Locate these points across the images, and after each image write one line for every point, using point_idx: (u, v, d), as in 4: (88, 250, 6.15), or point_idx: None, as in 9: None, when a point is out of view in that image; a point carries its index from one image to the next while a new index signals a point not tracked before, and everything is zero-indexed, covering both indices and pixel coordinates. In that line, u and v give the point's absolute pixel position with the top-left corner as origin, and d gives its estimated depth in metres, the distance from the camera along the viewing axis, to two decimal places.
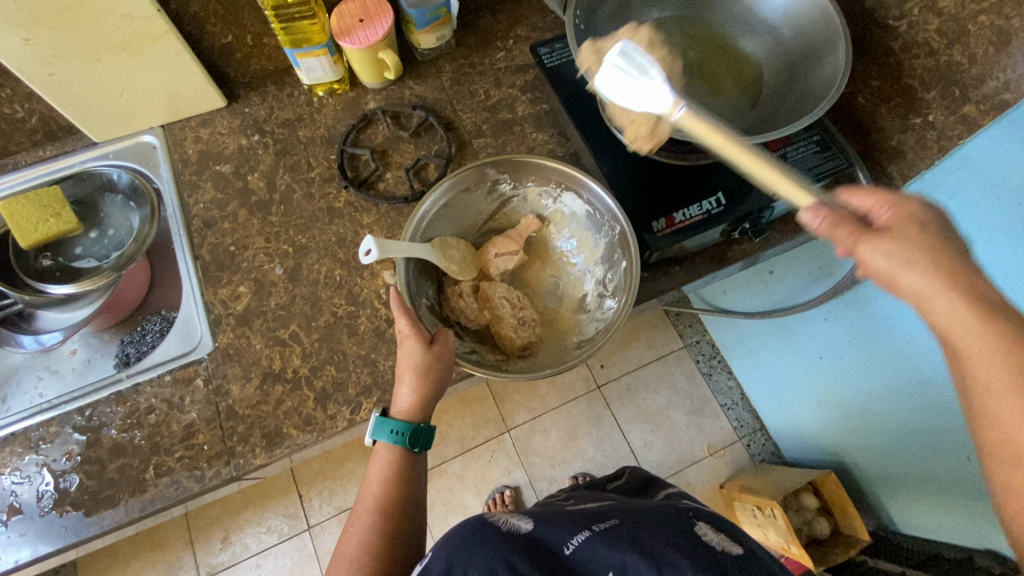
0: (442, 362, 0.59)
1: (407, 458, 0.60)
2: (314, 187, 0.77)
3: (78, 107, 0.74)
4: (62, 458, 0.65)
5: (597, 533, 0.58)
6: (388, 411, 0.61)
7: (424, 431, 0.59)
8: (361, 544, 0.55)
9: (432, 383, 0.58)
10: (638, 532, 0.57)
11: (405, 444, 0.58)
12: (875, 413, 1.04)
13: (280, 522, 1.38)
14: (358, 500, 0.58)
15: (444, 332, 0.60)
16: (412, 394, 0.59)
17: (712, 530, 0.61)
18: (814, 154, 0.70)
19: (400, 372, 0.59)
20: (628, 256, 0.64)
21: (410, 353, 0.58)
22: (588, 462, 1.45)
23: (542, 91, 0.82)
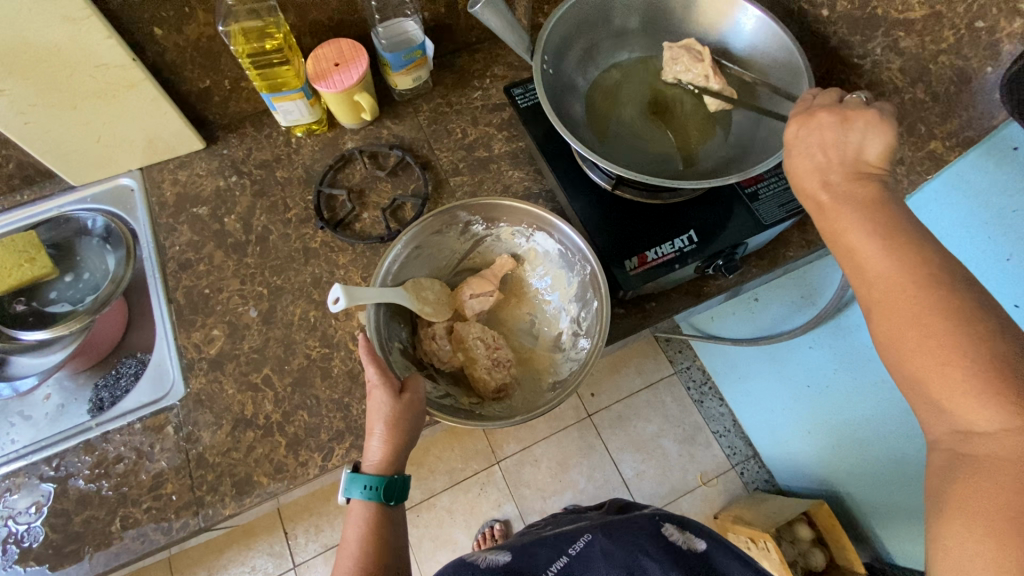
0: (412, 412, 0.58)
1: (383, 513, 0.58)
2: (290, 228, 0.78)
3: (56, 153, 0.74)
4: (28, 509, 0.63)
5: (574, 557, 0.62)
6: (359, 466, 0.60)
7: (398, 482, 0.58)
8: None
9: (402, 433, 0.58)
10: (611, 549, 0.62)
11: (379, 498, 0.57)
12: (865, 443, 1.03)
13: (264, 560, 1.35)
14: (337, 560, 0.56)
15: (412, 380, 0.60)
16: (383, 446, 0.58)
17: (677, 530, 0.68)
18: (785, 190, 0.70)
19: (370, 424, 0.58)
20: (599, 297, 0.64)
21: (379, 404, 0.58)
22: (579, 493, 1.43)
23: (518, 129, 0.83)
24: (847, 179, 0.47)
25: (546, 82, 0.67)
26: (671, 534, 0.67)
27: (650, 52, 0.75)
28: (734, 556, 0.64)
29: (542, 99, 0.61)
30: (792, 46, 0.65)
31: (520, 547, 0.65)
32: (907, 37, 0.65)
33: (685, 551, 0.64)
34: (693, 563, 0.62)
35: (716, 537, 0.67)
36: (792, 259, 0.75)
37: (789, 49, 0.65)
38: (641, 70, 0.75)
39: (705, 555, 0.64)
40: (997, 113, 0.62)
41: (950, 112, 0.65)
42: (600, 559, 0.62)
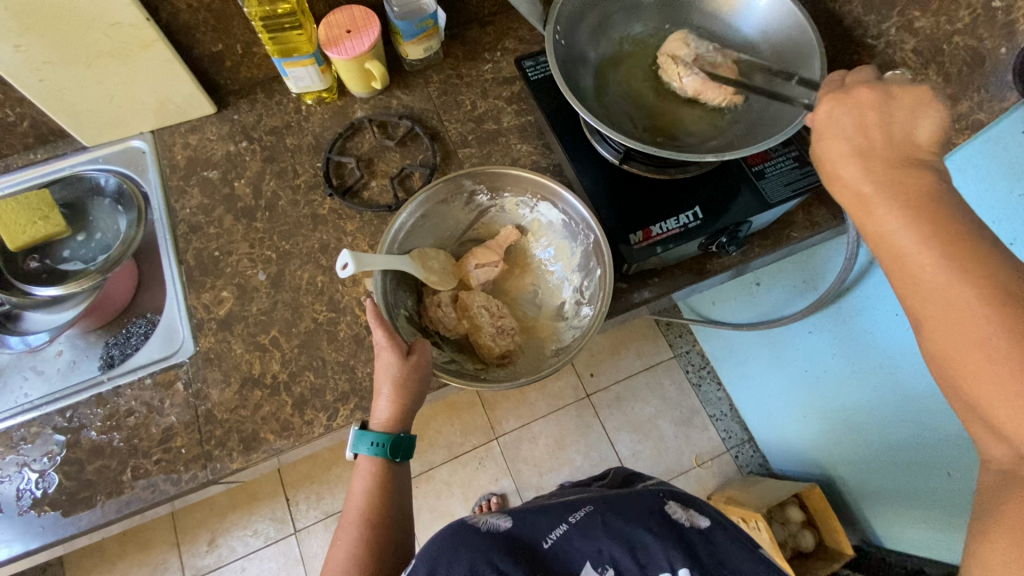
0: (418, 374, 0.60)
1: (388, 468, 0.60)
2: (298, 195, 0.78)
3: (69, 112, 0.75)
4: (42, 458, 0.66)
5: (574, 525, 0.61)
6: (367, 423, 0.62)
7: (405, 441, 0.60)
8: (349, 557, 0.56)
9: (409, 393, 0.59)
10: (611, 520, 0.62)
11: (385, 454, 0.59)
12: (861, 426, 1.04)
13: (266, 525, 1.38)
14: (343, 511, 0.59)
15: (419, 343, 0.61)
16: (390, 405, 0.59)
17: (680, 507, 0.67)
18: (792, 170, 0.71)
19: (379, 383, 0.60)
20: (603, 265, 0.65)
21: (387, 365, 0.59)
22: (576, 471, 1.45)
23: (527, 103, 0.83)
24: (891, 160, 0.44)
25: (558, 54, 0.67)
26: (674, 513, 0.65)
27: (662, 24, 0.75)
28: (737, 538, 0.63)
29: (555, 71, 0.62)
30: (805, 11, 0.65)
31: (521, 513, 0.64)
32: (922, 17, 0.66)
33: (687, 527, 0.63)
34: (692, 538, 0.61)
35: (721, 521, 0.66)
36: (795, 240, 0.76)
37: (803, 15, 0.65)
38: (652, 45, 0.75)
39: (708, 534, 0.63)
40: (1008, 95, 0.63)
41: (962, 94, 0.66)
42: (601, 530, 0.60)
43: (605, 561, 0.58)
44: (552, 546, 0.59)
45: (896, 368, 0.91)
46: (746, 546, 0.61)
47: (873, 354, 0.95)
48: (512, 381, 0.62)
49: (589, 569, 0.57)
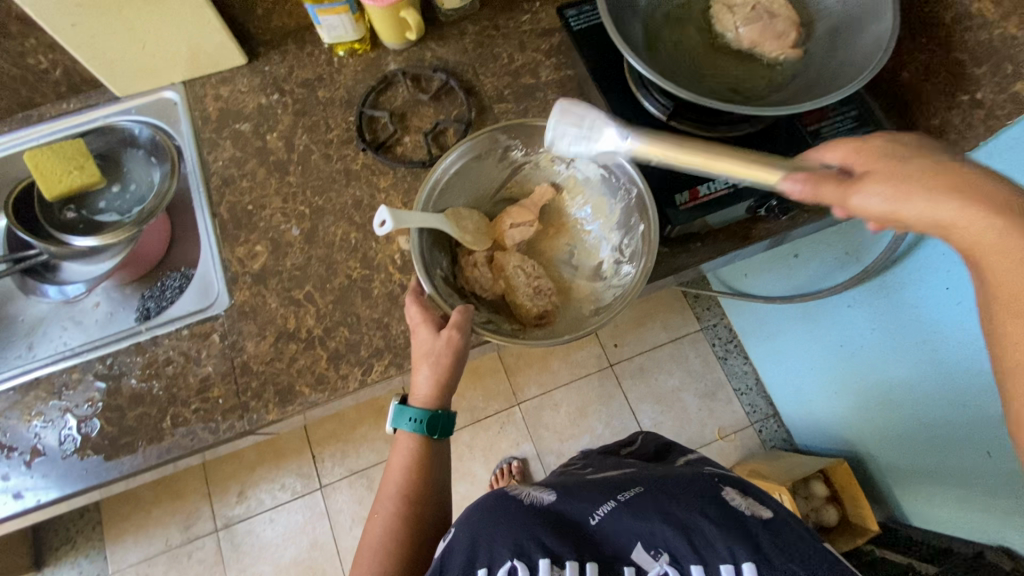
0: (451, 351, 0.58)
1: (425, 444, 0.61)
2: (331, 149, 0.77)
3: (102, 60, 0.74)
4: (84, 404, 0.67)
5: (623, 504, 0.60)
6: (407, 398, 0.62)
7: (443, 416, 0.60)
8: (386, 530, 0.58)
9: (445, 369, 0.59)
10: (665, 503, 0.60)
11: (422, 432, 0.59)
12: (896, 403, 1.01)
13: (293, 479, 1.42)
14: (382, 486, 0.61)
15: (454, 315, 0.59)
16: (429, 380, 0.59)
17: (738, 496, 0.64)
18: (850, 130, 0.67)
19: (416, 359, 0.60)
20: (647, 221, 0.63)
21: (422, 340, 0.60)
22: (596, 439, 1.46)
23: (567, 56, 0.79)
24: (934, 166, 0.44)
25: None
26: (730, 499, 0.62)
27: None
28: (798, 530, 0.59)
29: (605, 18, 0.59)
30: None
31: (568, 491, 0.64)
32: None
33: (747, 515, 0.60)
34: (755, 530, 0.58)
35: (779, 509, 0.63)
36: None
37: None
38: None
39: (768, 523, 0.59)
40: None
41: None
42: (654, 511, 0.58)
43: (659, 544, 0.56)
44: (599, 525, 0.58)
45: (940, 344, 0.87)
46: (811, 539, 0.58)
47: (916, 330, 0.92)
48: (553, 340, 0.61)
49: (641, 551, 0.55)
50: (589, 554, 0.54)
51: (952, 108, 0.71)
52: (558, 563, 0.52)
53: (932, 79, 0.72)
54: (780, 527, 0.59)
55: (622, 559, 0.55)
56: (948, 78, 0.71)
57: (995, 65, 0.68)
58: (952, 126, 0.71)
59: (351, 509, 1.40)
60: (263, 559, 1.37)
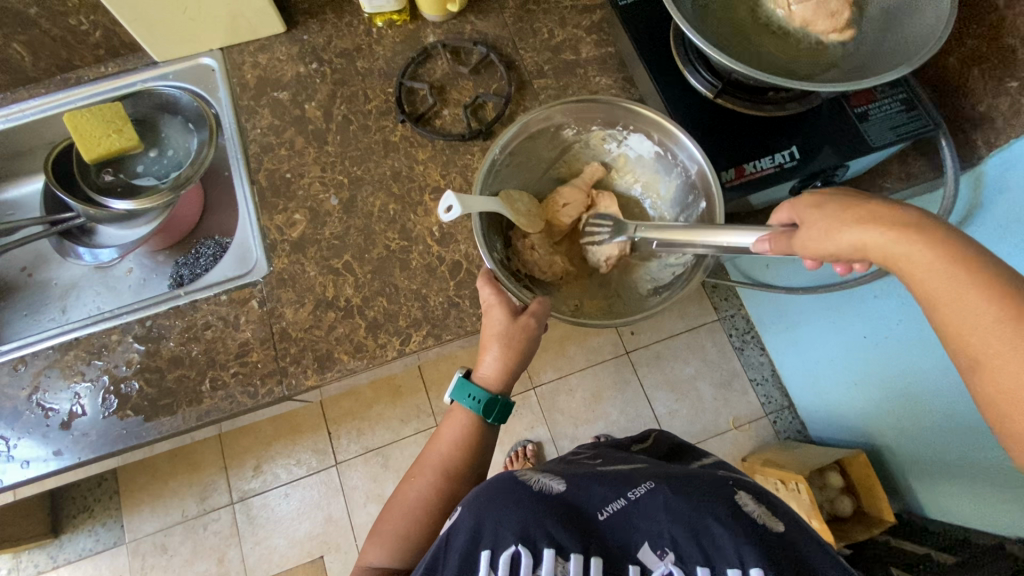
0: (526, 334, 0.58)
1: (479, 424, 0.61)
2: (370, 120, 0.77)
3: (142, 23, 0.73)
4: (123, 365, 0.68)
5: (632, 501, 0.57)
6: (471, 372, 0.61)
7: (501, 402, 0.59)
8: (419, 496, 0.59)
9: (514, 352, 0.58)
10: (674, 501, 0.56)
11: (480, 411, 0.59)
12: (919, 396, 1.00)
13: (309, 456, 1.43)
14: (422, 454, 0.62)
15: (532, 303, 0.58)
16: (497, 363, 0.59)
17: (753, 501, 0.59)
18: (898, 113, 0.67)
19: (485, 340, 0.59)
20: (710, 199, 0.60)
21: (495, 322, 0.59)
22: (611, 424, 1.46)
23: (608, 34, 0.79)
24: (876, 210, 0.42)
25: None
26: (746, 505, 0.58)
27: None
28: (818, 544, 0.55)
29: None
30: None
31: (577, 479, 0.61)
32: None
33: (760, 524, 0.55)
34: (772, 540, 0.53)
35: (796, 521, 0.58)
36: (888, 191, 0.73)
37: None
38: None
39: (785, 536, 0.54)
40: None
41: None
42: (662, 511, 0.55)
43: (665, 544, 0.53)
44: (608, 519, 0.55)
45: None
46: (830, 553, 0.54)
47: None
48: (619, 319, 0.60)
49: (647, 550, 0.53)
50: (595, 547, 0.52)
51: (999, 95, 0.70)
52: (562, 553, 0.50)
53: (980, 66, 0.72)
54: (801, 548, 0.54)
55: (628, 556, 0.53)
56: (998, 66, 0.71)
57: None
58: (998, 113, 0.71)
59: (365, 486, 1.41)
60: (277, 533, 1.38)
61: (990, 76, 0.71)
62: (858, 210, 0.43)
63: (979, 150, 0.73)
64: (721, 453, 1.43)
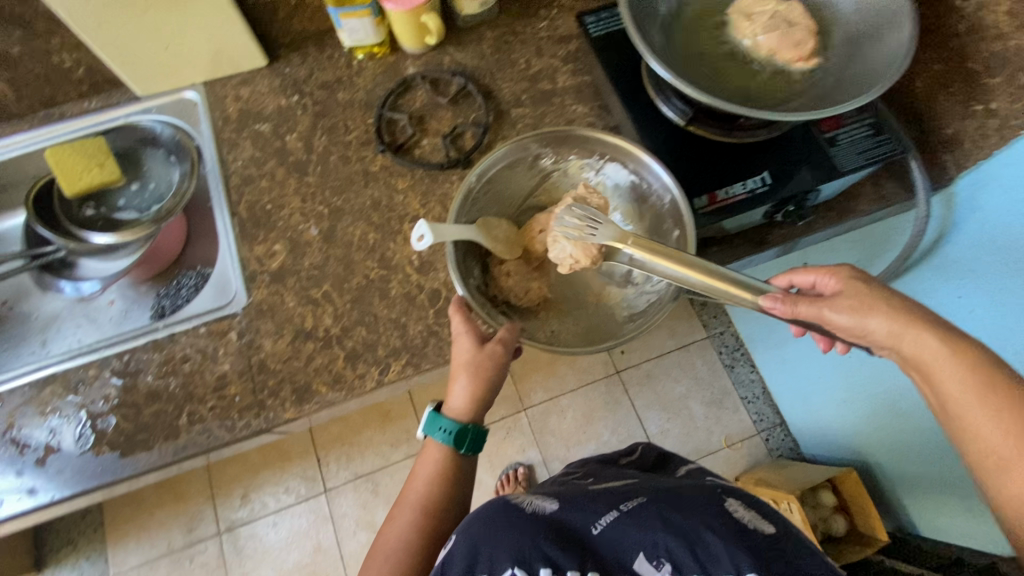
0: (493, 361, 0.58)
1: (452, 457, 0.60)
2: (350, 150, 0.77)
3: (125, 60, 0.75)
4: (100, 400, 0.67)
5: (625, 513, 0.56)
6: (442, 406, 0.62)
7: (472, 432, 0.60)
8: (402, 542, 0.57)
9: (484, 379, 0.58)
10: (669, 513, 0.55)
11: (451, 443, 0.59)
12: (906, 412, 1.00)
13: (298, 483, 1.42)
14: (404, 492, 0.61)
15: (500, 331, 0.59)
16: (466, 391, 0.58)
17: (742, 507, 0.59)
18: (866, 138, 0.68)
19: (453, 370, 0.59)
20: (682, 226, 0.62)
21: (462, 351, 0.58)
22: (603, 445, 1.45)
23: (584, 63, 0.80)
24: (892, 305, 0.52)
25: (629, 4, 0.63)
26: (737, 512, 0.58)
27: None
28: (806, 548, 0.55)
29: (626, 23, 0.60)
30: None
31: (568, 497, 0.60)
32: None
33: (752, 530, 0.55)
34: (763, 545, 0.53)
35: (788, 529, 0.58)
36: (862, 214, 0.74)
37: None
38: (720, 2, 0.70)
39: (775, 539, 0.55)
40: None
41: None
42: (657, 520, 0.55)
43: (661, 554, 0.52)
44: (602, 534, 0.54)
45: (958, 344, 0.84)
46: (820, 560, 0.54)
47: None
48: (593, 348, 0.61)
49: (642, 561, 0.52)
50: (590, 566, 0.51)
51: (967, 118, 0.72)
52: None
53: (945, 90, 0.73)
54: (791, 551, 0.54)
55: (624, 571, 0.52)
56: (961, 89, 0.72)
57: (1010, 76, 0.67)
58: (965, 136, 0.72)
59: (355, 514, 1.39)
60: (266, 563, 1.36)
61: (955, 98, 0.72)
62: (887, 304, 0.52)
63: (948, 171, 0.75)
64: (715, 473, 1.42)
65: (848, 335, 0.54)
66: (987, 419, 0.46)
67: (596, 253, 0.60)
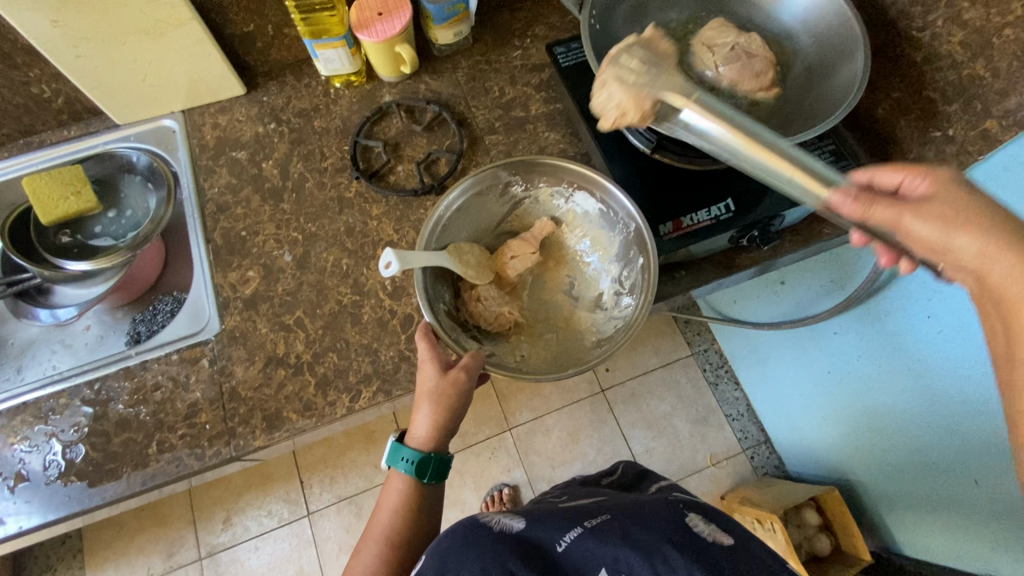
0: (456, 389, 0.58)
1: (416, 487, 0.61)
2: (326, 177, 0.79)
3: (104, 89, 0.76)
4: (70, 429, 0.67)
5: (589, 529, 0.56)
6: (404, 436, 0.62)
7: (434, 461, 0.60)
8: (367, 570, 0.57)
9: (447, 408, 0.58)
10: (631, 529, 0.56)
11: (414, 473, 0.59)
12: (883, 430, 1.01)
13: (281, 506, 1.40)
14: (369, 525, 0.60)
15: (464, 357, 0.59)
16: (429, 420, 0.59)
17: (703, 521, 0.59)
18: (827, 165, 0.70)
19: (417, 398, 0.59)
20: (645, 254, 0.63)
21: (426, 379, 0.59)
22: (588, 465, 1.45)
23: (556, 91, 0.82)
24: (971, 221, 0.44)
25: (591, 39, 0.65)
26: (696, 526, 0.58)
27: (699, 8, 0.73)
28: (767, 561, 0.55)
29: (589, 56, 0.61)
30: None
31: (535, 515, 0.60)
32: (971, 8, 0.64)
33: (709, 543, 0.56)
34: (720, 560, 0.53)
35: (749, 541, 0.58)
36: (829, 237, 0.74)
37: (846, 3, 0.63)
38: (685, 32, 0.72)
39: (733, 552, 0.55)
40: None
41: (1010, 89, 0.63)
42: (619, 536, 0.55)
43: (621, 569, 0.53)
44: (566, 551, 0.54)
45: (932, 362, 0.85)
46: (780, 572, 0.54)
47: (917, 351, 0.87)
48: (556, 374, 0.61)
49: None
50: None
51: (926, 143, 0.71)
52: None
53: (906, 117, 0.72)
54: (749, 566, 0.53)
55: None
56: (921, 117, 0.71)
57: (966, 103, 0.67)
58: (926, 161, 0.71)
59: (338, 537, 1.38)
60: None
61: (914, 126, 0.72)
62: (985, 215, 0.44)
63: None
64: (700, 491, 1.42)
65: (923, 249, 0.47)
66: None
67: (648, 110, 0.56)
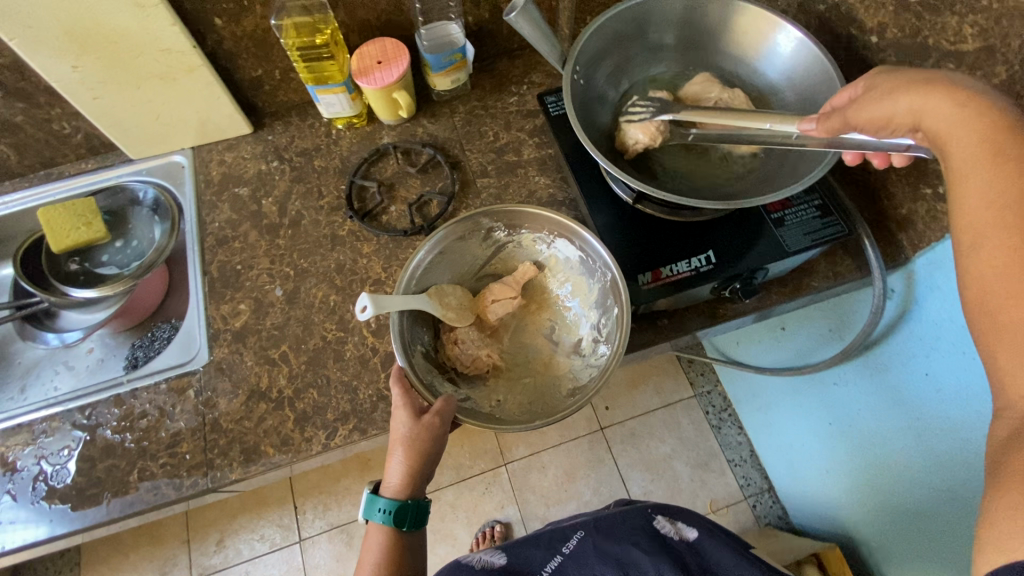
0: (429, 434, 0.59)
1: (396, 537, 0.60)
2: (321, 215, 0.81)
3: (120, 127, 0.81)
4: (59, 452, 0.69)
5: (568, 556, 0.72)
6: (380, 486, 0.62)
7: (412, 508, 0.60)
8: None
9: (419, 454, 0.59)
10: (603, 544, 0.72)
11: (392, 523, 0.59)
12: (881, 486, 0.97)
13: (273, 531, 1.40)
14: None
15: (437, 402, 0.60)
16: (402, 466, 0.59)
17: (667, 522, 0.76)
18: (813, 219, 0.69)
19: (391, 444, 0.60)
20: (620, 304, 0.63)
21: (399, 426, 0.60)
22: (584, 505, 1.42)
23: (548, 136, 0.84)
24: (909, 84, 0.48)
25: (575, 92, 0.67)
26: (663, 527, 0.75)
27: (686, 64, 0.75)
28: (716, 534, 0.74)
29: (569, 111, 0.62)
30: (829, 55, 0.63)
31: (512, 545, 0.76)
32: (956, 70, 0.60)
33: (673, 540, 0.73)
34: (684, 554, 0.71)
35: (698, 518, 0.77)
36: (817, 289, 0.74)
37: (826, 59, 0.63)
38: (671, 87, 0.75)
39: (691, 542, 0.73)
40: None
41: None
42: (595, 558, 0.71)
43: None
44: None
45: (923, 415, 0.82)
46: (728, 545, 0.72)
47: (915, 406, 0.84)
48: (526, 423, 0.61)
49: None
50: None
51: (916, 201, 0.73)
52: None
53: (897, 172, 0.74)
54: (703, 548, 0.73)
55: None
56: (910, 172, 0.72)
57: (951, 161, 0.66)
58: (917, 217, 0.73)
59: (328, 565, 1.37)
60: None
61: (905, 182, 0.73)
62: (923, 81, 0.47)
63: (903, 248, 0.77)
64: None
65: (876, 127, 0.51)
66: (981, 182, 0.41)
67: (656, 132, 0.67)
